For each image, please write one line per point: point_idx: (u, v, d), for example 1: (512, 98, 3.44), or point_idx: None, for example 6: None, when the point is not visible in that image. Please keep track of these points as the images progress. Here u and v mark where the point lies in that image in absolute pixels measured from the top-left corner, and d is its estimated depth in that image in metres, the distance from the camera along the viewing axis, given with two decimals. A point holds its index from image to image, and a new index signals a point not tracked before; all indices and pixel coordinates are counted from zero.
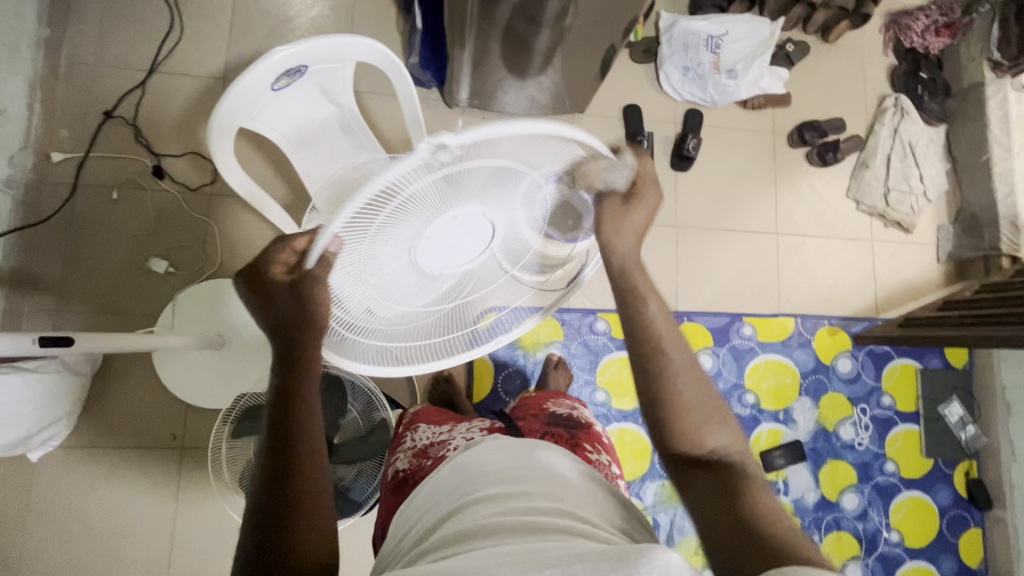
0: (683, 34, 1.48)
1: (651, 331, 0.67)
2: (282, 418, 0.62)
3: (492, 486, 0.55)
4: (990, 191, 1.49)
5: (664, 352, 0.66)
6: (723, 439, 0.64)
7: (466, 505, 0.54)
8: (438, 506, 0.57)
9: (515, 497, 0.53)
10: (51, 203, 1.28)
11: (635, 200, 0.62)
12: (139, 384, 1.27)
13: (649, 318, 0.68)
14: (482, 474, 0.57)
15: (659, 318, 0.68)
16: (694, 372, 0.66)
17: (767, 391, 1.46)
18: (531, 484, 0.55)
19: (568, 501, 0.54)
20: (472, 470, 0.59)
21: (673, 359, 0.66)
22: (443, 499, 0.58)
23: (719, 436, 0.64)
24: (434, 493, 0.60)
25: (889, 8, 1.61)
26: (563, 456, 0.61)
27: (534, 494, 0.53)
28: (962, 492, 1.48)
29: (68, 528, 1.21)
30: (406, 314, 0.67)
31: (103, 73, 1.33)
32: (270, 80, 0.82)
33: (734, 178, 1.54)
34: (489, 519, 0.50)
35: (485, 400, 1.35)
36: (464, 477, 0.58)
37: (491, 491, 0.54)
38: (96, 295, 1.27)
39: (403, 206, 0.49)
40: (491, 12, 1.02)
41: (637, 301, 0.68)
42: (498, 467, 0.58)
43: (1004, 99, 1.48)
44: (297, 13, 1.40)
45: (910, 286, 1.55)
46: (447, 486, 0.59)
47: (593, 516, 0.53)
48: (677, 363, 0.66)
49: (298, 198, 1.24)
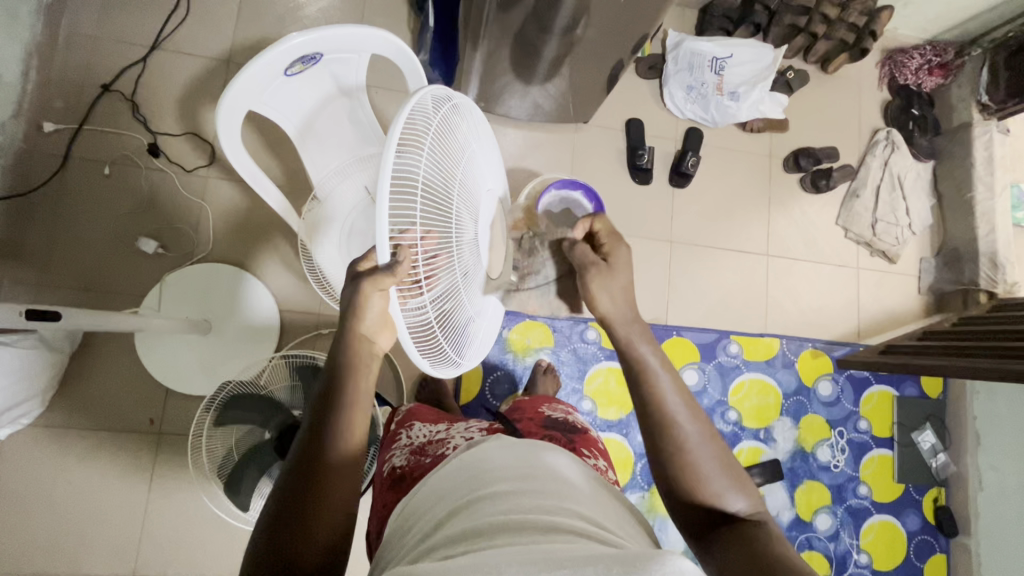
0: (688, 53, 1.50)
1: (660, 410, 0.64)
2: (319, 421, 0.60)
3: (500, 484, 0.55)
4: (971, 228, 1.55)
5: (679, 435, 0.62)
6: (746, 504, 0.60)
7: (474, 501, 0.53)
8: (443, 502, 0.57)
9: (524, 494, 0.53)
10: (40, 174, 1.24)
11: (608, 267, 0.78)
12: (118, 366, 1.23)
13: (662, 395, 0.65)
14: (493, 473, 0.57)
15: (672, 396, 0.65)
16: (717, 452, 0.62)
17: (750, 410, 1.48)
18: (540, 482, 0.55)
19: (575, 501, 0.54)
20: (480, 469, 0.58)
21: (693, 455, 0.61)
22: (449, 495, 0.57)
23: (741, 500, 0.61)
24: (441, 490, 0.59)
25: (886, 44, 1.65)
26: (568, 459, 0.62)
27: (544, 494, 0.53)
28: (930, 518, 1.52)
29: (35, 510, 1.17)
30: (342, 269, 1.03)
31: (103, 45, 1.30)
32: (284, 66, 0.83)
33: (730, 198, 1.57)
34: (498, 517, 0.50)
35: (473, 401, 1.35)
36: (473, 475, 0.58)
37: (500, 488, 0.54)
38: (80, 272, 1.24)
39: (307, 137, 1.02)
40: (506, 19, 1.04)
41: (651, 376, 0.67)
42: (509, 466, 0.58)
43: (989, 141, 1.54)
44: (307, 1, 1.39)
45: (891, 315, 1.60)
46: (454, 484, 0.58)
47: (602, 518, 0.54)
48: (691, 436, 0.62)
49: (297, 186, 1.24)
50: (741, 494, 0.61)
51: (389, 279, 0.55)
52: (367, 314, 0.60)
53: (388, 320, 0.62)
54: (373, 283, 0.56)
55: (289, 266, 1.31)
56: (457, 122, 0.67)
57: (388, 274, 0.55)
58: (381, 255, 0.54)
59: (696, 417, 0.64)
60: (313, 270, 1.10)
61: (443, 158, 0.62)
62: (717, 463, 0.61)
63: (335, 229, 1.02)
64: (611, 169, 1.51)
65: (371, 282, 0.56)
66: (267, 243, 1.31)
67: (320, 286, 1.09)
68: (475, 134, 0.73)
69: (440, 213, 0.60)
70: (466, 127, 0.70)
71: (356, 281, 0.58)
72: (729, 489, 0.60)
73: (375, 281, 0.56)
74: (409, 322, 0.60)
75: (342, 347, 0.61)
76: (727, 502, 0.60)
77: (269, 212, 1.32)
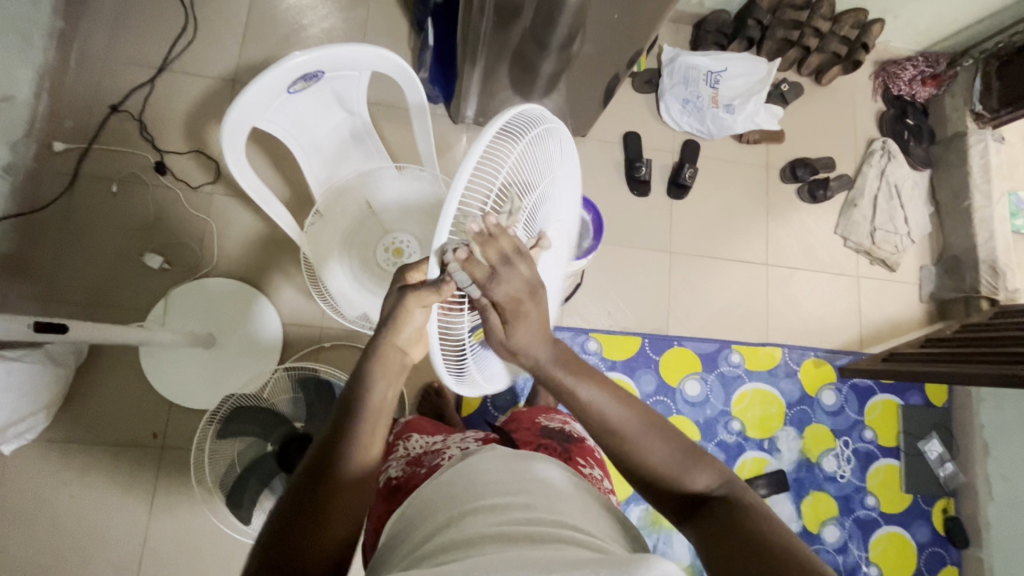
0: (683, 68, 1.53)
1: (603, 415, 0.61)
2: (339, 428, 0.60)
3: (491, 496, 0.55)
4: (971, 235, 1.55)
5: (616, 438, 0.60)
6: (711, 476, 0.59)
7: (464, 514, 0.53)
8: (433, 516, 0.57)
9: (515, 506, 0.53)
10: (49, 192, 1.27)
11: None
12: (123, 380, 1.24)
13: (589, 402, 0.61)
14: (482, 486, 0.57)
15: (601, 399, 0.61)
16: (660, 432, 0.61)
17: (753, 420, 1.48)
18: (530, 495, 0.55)
19: (565, 512, 0.54)
20: (471, 483, 0.58)
21: (626, 435, 0.60)
22: (439, 508, 0.57)
23: (704, 474, 0.59)
24: (431, 503, 0.59)
25: (879, 56, 1.67)
26: (559, 471, 0.62)
27: (534, 505, 0.53)
28: (940, 529, 1.49)
29: (38, 527, 1.17)
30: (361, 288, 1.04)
31: (113, 67, 1.34)
32: (287, 83, 0.86)
33: (728, 209, 1.58)
34: (487, 528, 0.50)
35: (475, 413, 1.35)
36: (463, 489, 0.58)
37: (490, 501, 0.54)
38: (87, 287, 1.26)
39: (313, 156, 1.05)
40: (503, 35, 1.06)
41: (571, 394, 0.62)
42: (500, 479, 0.58)
43: (985, 149, 1.55)
44: (311, 23, 1.43)
45: (893, 323, 1.59)
46: (444, 497, 0.58)
47: (592, 528, 0.54)
48: (636, 425, 0.61)
49: (300, 201, 1.26)
50: (703, 469, 0.59)
51: (434, 295, 0.57)
52: (405, 328, 0.62)
53: (422, 333, 0.64)
54: (417, 297, 0.58)
55: (291, 280, 1.33)
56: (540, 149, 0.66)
57: (433, 289, 0.56)
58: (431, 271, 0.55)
59: (628, 405, 0.62)
60: (316, 287, 1.10)
61: (517, 185, 0.61)
62: (669, 445, 0.60)
63: (354, 258, 1.06)
64: (609, 181, 1.53)
65: (414, 296, 0.58)
66: (270, 258, 1.33)
67: (326, 303, 1.08)
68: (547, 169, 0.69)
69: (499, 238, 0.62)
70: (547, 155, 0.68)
71: (403, 293, 0.60)
72: (689, 467, 0.59)
73: (419, 295, 0.58)
74: (444, 339, 0.62)
75: (371, 358, 0.62)
76: (690, 482, 0.59)
77: (272, 227, 1.34)
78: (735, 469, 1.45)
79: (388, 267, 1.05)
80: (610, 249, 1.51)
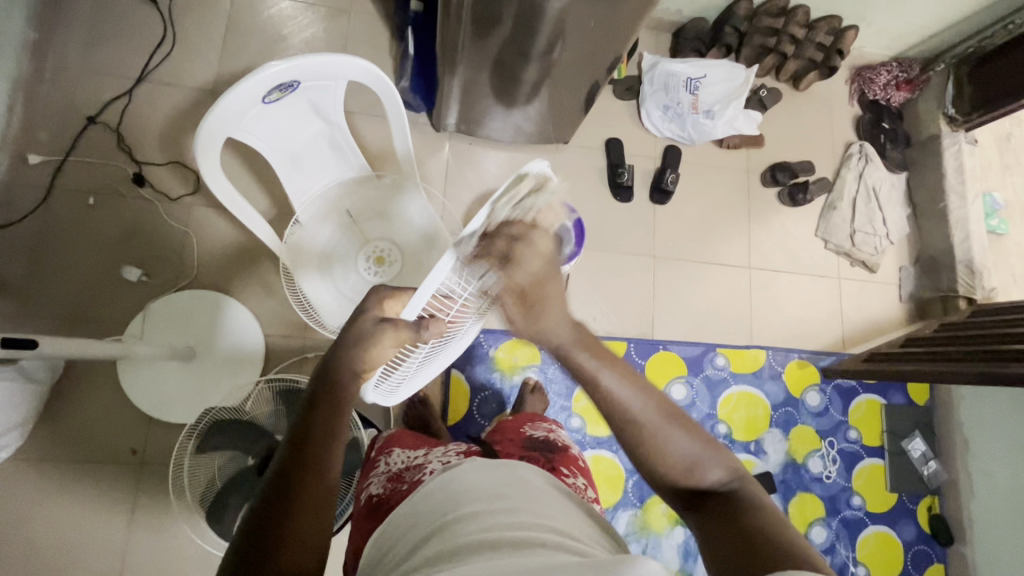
0: (663, 75, 1.54)
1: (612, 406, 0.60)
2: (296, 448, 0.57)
3: (474, 504, 0.54)
4: (947, 236, 1.58)
5: (639, 430, 0.59)
6: (721, 470, 0.60)
7: (449, 523, 0.53)
8: (418, 526, 0.56)
9: (499, 512, 0.53)
10: (24, 206, 1.25)
11: None
12: (100, 395, 1.22)
13: (611, 390, 0.60)
14: (467, 494, 0.57)
15: (619, 387, 0.60)
16: (681, 424, 0.60)
17: (739, 422, 1.48)
18: (514, 500, 0.55)
19: (549, 516, 0.54)
20: (454, 490, 0.58)
21: (646, 422, 0.59)
22: (423, 520, 0.57)
23: (715, 469, 0.60)
24: (416, 513, 0.59)
25: (854, 61, 1.71)
26: (541, 476, 0.62)
27: (518, 510, 0.53)
28: (925, 527, 1.50)
29: (11, 547, 1.14)
30: (339, 297, 1.04)
31: (89, 78, 1.33)
32: (263, 93, 0.85)
33: (710, 213, 1.60)
34: (472, 535, 0.50)
35: (461, 422, 1.34)
36: (448, 497, 0.57)
37: (474, 508, 0.54)
38: (63, 302, 1.23)
39: (291, 165, 1.04)
40: (483, 44, 1.07)
41: (596, 379, 0.60)
42: (483, 485, 0.58)
43: (958, 151, 1.59)
44: (291, 33, 1.43)
45: (874, 324, 1.62)
46: (429, 507, 0.58)
47: (575, 530, 0.54)
48: (655, 420, 0.59)
49: (281, 211, 1.25)
50: (714, 464, 0.60)
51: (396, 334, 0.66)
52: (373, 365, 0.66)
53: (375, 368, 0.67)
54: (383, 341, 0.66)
55: (273, 290, 1.32)
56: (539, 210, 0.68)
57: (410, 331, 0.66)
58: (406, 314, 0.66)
59: (648, 395, 0.60)
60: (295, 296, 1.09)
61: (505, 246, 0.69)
62: (692, 440, 0.60)
63: (334, 268, 1.05)
64: (592, 187, 1.54)
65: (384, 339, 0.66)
66: (252, 269, 1.32)
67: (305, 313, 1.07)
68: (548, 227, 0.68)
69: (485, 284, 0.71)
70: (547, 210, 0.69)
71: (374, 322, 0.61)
72: (702, 459, 0.60)
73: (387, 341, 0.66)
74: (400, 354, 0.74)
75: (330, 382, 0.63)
76: (700, 477, 0.60)
77: (254, 238, 1.33)
78: None
79: (370, 277, 1.05)
80: (594, 254, 1.51)
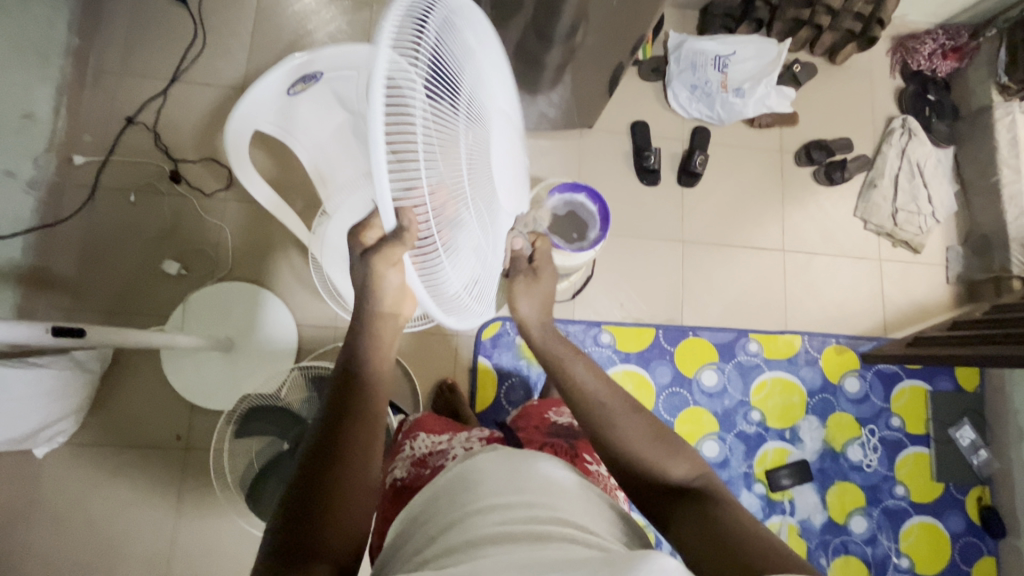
0: (691, 53, 1.51)
1: (581, 393, 0.72)
2: (335, 418, 0.62)
3: (492, 497, 0.54)
4: (1000, 213, 1.48)
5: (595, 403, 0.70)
6: (686, 468, 0.64)
7: (466, 515, 0.53)
8: (435, 517, 0.56)
9: (516, 507, 0.52)
10: (71, 204, 1.32)
11: (537, 274, 0.86)
12: (145, 383, 1.28)
13: (575, 376, 0.74)
14: (484, 485, 0.57)
15: (584, 377, 0.74)
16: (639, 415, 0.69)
17: (773, 409, 1.44)
18: (533, 493, 0.55)
19: (566, 510, 0.53)
20: (472, 484, 0.58)
21: (603, 408, 0.69)
22: (440, 512, 0.56)
23: (681, 465, 0.64)
24: (433, 505, 0.59)
25: (896, 31, 1.62)
26: (560, 470, 0.61)
27: (534, 505, 0.53)
28: (974, 519, 1.44)
29: (69, 525, 1.22)
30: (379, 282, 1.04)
31: (127, 80, 1.38)
32: (286, 85, 0.90)
33: (741, 195, 1.55)
34: (489, 529, 0.49)
35: (488, 409, 1.35)
36: (465, 490, 0.57)
37: (492, 501, 0.53)
38: (109, 295, 1.30)
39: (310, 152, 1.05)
40: (503, 27, 1.06)
41: (566, 371, 0.75)
42: (499, 479, 0.57)
43: (1012, 122, 1.48)
44: (315, 27, 1.45)
45: (920, 307, 1.54)
46: (445, 500, 0.58)
47: (592, 524, 0.53)
48: (610, 409, 0.69)
49: (310, 204, 1.28)
50: (680, 460, 0.64)
51: (400, 248, 0.50)
52: (385, 292, 0.59)
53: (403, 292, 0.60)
54: (381, 257, 0.53)
55: (303, 283, 1.35)
56: (447, 41, 0.55)
57: (400, 240, 0.49)
58: (385, 222, 0.48)
59: (604, 382, 0.73)
60: (325, 282, 1.13)
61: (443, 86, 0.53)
62: (642, 433, 0.66)
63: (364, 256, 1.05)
64: (617, 172, 1.52)
65: (380, 257, 0.53)
66: (284, 261, 1.35)
67: (333, 299, 1.11)
68: (482, 38, 0.63)
69: (442, 130, 0.52)
70: (460, 38, 0.58)
71: (366, 258, 0.55)
72: (666, 458, 0.64)
73: (386, 254, 0.52)
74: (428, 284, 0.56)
75: (361, 335, 0.67)
76: (668, 472, 0.64)
77: (284, 231, 1.36)
78: (757, 461, 1.42)
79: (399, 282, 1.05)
80: (620, 241, 1.49)
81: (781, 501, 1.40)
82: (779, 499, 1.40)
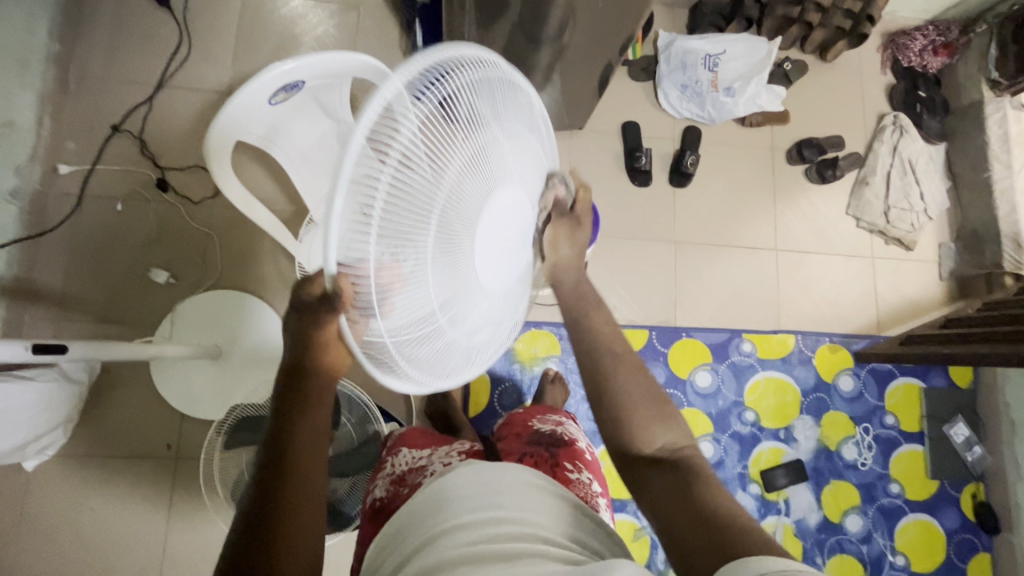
0: (681, 52, 1.50)
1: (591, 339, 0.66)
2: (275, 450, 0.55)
3: (461, 516, 0.54)
4: (990, 209, 1.48)
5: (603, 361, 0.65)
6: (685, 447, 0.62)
7: (438, 536, 0.53)
8: (411, 534, 0.57)
9: (486, 525, 0.53)
10: (56, 214, 1.30)
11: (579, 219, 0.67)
12: (135, 393, 1.27)
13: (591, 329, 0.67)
14: (455, 502, 0.56)
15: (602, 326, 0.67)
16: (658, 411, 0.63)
17: (767, 410, 1.44)
18: (505, 509, 0.55)
19: (540, 525, 0.54)
20: (442, 501, 0.57)
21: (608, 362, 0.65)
22: (415, 530, 0.57)
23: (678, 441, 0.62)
24: (410, 520, 0.59)
25: (886, 27, 1.62)
26: (535, 472, 0.61)
27: (506, 521, 0.53)
28: (969, 515, 1.44)
29: (59, 538, 1.21)
30: None
31: (111, 87, 1.36)
32: (269, 94, 0.87)
33: (733, 194, 1.55)
34: (460, 549, 0.50)
35: (482, 414, 1.35)
36: (436, 507, 0.57)
37: (463, 519, 0.54)
38: (96, 305, 1.29)
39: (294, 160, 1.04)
40: (490, 29, 1.05)
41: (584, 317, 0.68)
42: (470, 495, 0.57)
43: (1003, 118, 1.48)
44: (302, 31, 1.43)
45: (912, 304, 1.54)
46: (419, 516, 0.58)
47: (566, 539, 0.54)
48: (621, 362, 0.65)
49: (298, 210, 1.27)
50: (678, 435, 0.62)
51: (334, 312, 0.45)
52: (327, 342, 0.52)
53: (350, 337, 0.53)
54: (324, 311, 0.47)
55: (293, 290, 1.34)
56: (472, 101, 0.50)
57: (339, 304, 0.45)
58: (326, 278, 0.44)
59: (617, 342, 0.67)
60: None
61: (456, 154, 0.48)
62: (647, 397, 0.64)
63: None
64: (609, 173, 1.51)
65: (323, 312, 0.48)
66: (273, 268, 1.35)
67: None
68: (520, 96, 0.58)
69: (428, 204, 0.46)
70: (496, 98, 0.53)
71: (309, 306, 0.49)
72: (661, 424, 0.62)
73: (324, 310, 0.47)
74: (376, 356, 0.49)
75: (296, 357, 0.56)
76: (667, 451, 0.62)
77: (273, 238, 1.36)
78: (751, 462, 1.42)
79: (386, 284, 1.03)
80: (613, 242, 1.49)
81: (776, 501, 1.40)
82: (774, 499, 1.40)
